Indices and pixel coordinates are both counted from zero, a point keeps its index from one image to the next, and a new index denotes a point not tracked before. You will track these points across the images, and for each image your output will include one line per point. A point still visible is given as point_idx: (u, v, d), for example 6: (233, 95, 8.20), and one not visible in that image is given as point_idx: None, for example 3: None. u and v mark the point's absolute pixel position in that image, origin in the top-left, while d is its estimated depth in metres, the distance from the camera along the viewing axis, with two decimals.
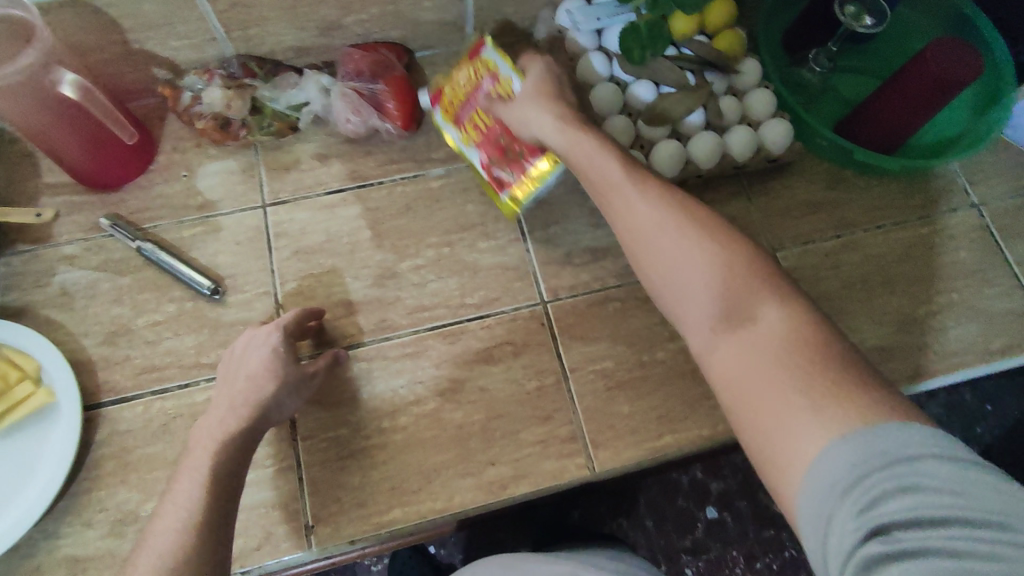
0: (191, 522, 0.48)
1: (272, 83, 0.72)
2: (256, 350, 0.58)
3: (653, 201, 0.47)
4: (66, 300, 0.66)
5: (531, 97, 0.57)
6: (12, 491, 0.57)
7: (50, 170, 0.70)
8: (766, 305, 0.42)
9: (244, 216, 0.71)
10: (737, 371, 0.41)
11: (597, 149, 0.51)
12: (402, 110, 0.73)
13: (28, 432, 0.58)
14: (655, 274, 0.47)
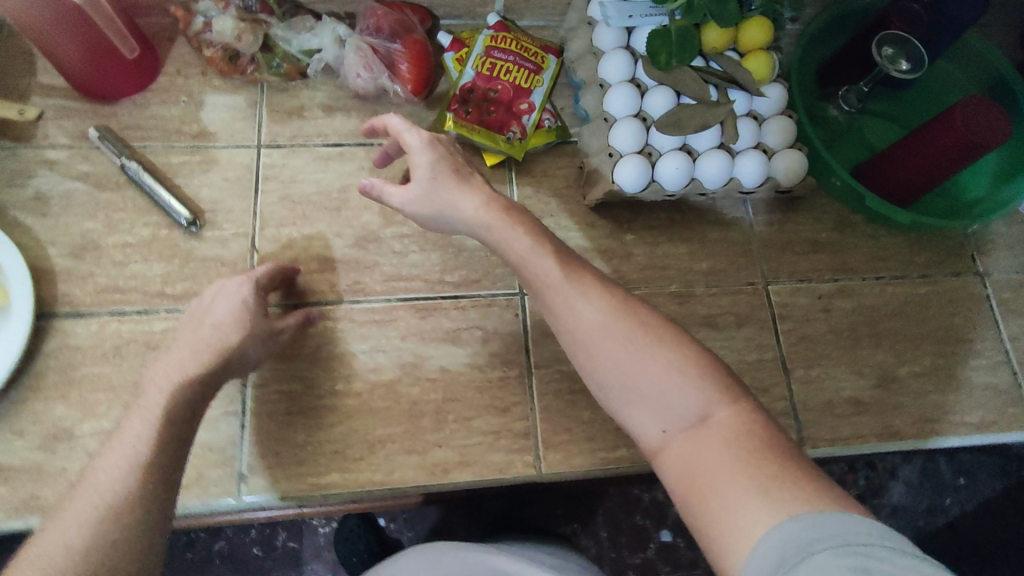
0: (138, 456, 0.46)
1: (287, 23, 0.70)
2: (226, 300, 0.56)
3: (595, 304, 0.49)
4: (39, 205, 0.65)
5: (440, 185, 0.53)
6: None
7: (46, 71, 0.68)
8: (712, 405, 0.43)
9: (236, 152, 0.69)
10: (687, 469, 0.42)
11: (532, 247, 0.51)
12: (415, 75, 0.71)
13: None
14: (600, 379, 0.47)
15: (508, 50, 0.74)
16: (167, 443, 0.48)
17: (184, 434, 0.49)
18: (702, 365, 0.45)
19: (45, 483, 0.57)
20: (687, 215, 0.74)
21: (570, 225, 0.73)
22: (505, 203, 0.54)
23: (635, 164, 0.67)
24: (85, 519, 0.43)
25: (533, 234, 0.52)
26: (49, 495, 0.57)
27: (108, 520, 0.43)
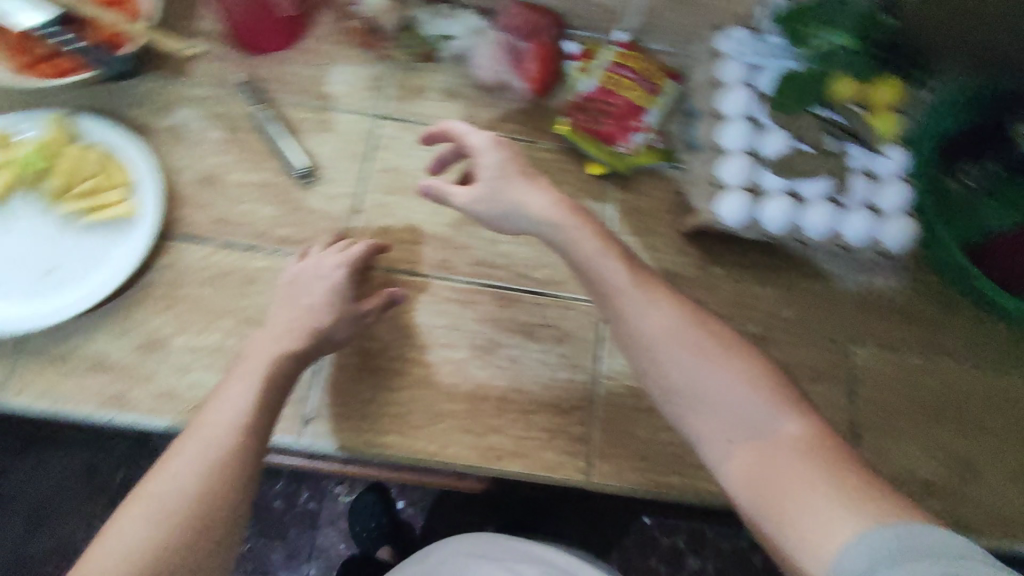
0: (245, 416, 0.51)
1: (430, 9, 0.73)
2: (320, 280, 0.61)
3: (665, 313, 0.52)
4: (179, 133, 0.70)
5: (507, 185, 0.59)
6: (78, 277, 0.61)
7: (204, 18, 0.74)
8: (780, 416, 0.47)
9: (359, 120, 0.73)
10: (754, 476, 0.45)
11: (599, 250, 0.56)
12: (539, 75, 0.74)
13: (105, 232, 0.63)
14: (665, 384, 0.51)
15: (634, 69, 0.75)
16: (259, 427, 0.51)
17: (275, 404, 0.54)
18: (768, 378, 0.49)
19: (131, 386, 0.60)
20: (780, 259, 0.73)
21: (663, 246, 0.73)
22: (571, 204, 0.58)
23: (738, 199, 0.66)
24: (182, 492, 0.46)
25: (604, 239, 0.56)
26: (135, 394, 0.60)
27: (204, 496, 0.46)
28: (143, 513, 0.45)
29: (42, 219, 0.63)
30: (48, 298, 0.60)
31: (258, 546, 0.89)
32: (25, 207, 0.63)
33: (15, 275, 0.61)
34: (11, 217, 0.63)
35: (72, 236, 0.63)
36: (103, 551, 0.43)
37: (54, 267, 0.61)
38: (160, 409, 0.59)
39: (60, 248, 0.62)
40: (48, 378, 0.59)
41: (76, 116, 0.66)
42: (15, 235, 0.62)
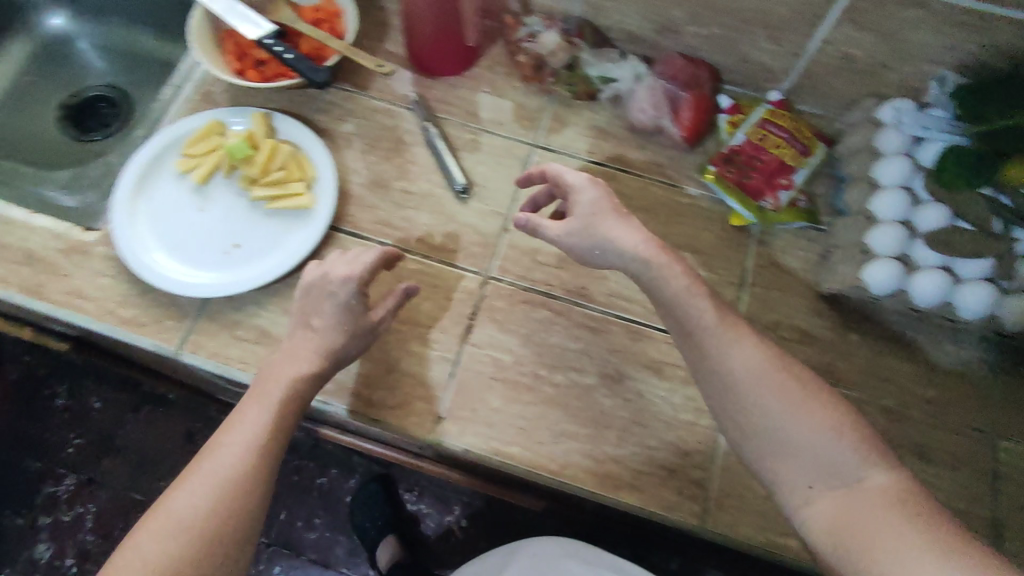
0: (256, 440, 0.54)
1: (596, 52, 0.77)
2: (329, 298, 0.59)
3: (750, 352, 0.52)
4: (355, 139, 0.77)
5: (602, 220, 0.58)
6: (258, 257, 0.69)
7: (392, 42, 0.82)
8: (869, 467, 0.48)
9: (514, 144, 0.77)
10: (838, 525, 0.47)
11: (689, 289, 0.54)
12: (692, 124, 0.76)
13: (285, 220, 0.71)
14: (747, 424, 0.51)
15: (785, 128, 0.76)
16: (267, 455, 0.54)
17: (290, 424, 0.57)
18: (856, 424, 0.50)
19: None
20: (926, 334, 0.70)
21: (799, 305, 0.71)
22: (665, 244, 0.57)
23: (887, 271, 0.65)
24: (195, 509, 0.50)
25: (691, 276, 0.55)
26: None
27: (215, 515, 0.50)
28: (163, 536, 0.49)
29: (234, 202, 0.72)
30: (229, 271, 0.68)
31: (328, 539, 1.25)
32: (223, 190, 0.72)
33: (205, 246, 0.69)
34: (210, 196, 0.72)
35: (256, 220, 0.71)
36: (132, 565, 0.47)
37: (236, 245, 0.69)
38: None
39: (243, 230, 0.70)
40: (219, 341, 0.66)
41: (274, 115, 0.74)
42: (210, 213, 0.71)
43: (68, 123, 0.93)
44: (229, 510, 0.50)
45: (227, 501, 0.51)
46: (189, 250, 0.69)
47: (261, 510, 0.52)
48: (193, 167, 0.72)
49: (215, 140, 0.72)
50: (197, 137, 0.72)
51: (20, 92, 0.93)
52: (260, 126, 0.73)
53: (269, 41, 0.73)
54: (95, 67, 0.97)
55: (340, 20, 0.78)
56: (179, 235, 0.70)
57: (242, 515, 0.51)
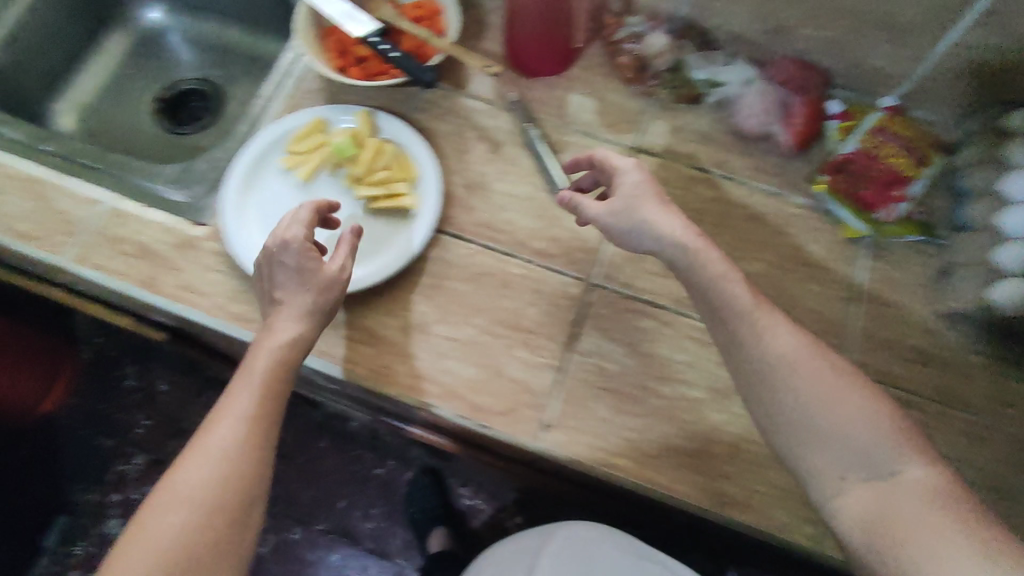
0: (248, 410, 0.56)
1: (702, 54, 0.76)
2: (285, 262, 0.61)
3: (787, 340, 0.54)
4: (454, 140, 0.76)
5: (643, 203, 0.62)
6: (364, 257, 0.69)
7: (488, 39, 0.81)
8: (907, 463, 0.49)
9: (614, 148, 0.76)
10: (873, 516, 0.48)
11: (727, 274, 0.58)
12: (804, 131, 0.73)
13: (389, 221, 0.71)
14: (775, 413, 0.53)
15: (900, 135, 0.72)
16: (261, 428, 0.56)
17: (280, 388, 0.59)
18: (891, 417, 0.51)
19: (398, 363, 0.66)
20: None
21: (917, 323, 0.68)
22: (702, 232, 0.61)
23: (1014, 290, 0.61)
24: (199, 485, 0.52)
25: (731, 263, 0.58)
26: (398, 370, 0.65)
27: (219, 485, 0.52)
28: (171, 508, 0.51)
29: (339, 201, 0.72)
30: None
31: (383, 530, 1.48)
32: (327, 188, 0.73)
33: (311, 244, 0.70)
34: (315, 195, 0.72)
35: (360, 220, 0.71)
36: (144, 533, 0.50)
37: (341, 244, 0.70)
38: (417, 389, 0.65)
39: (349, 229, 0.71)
40: (326, 341, 0.66)
41: (377, 114, 0.74)
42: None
43: (163, 116, 0.95)
44: (231, 482, 0.53)
45: (228, 474, 0.53)
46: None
47: (261, 474, 0.55)
48: (298, 165, 0.72)
49: (320, 138, 0.72)
50: (301, 134, 0.72)
51: (118, 85, 0.95)
52: (365, 125, 0.73)
53: (374, 39, 0.73)
54: (186, 60, 0.98)
55: (440, 18, 0.78)
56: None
57: (243, 485, 0.53)
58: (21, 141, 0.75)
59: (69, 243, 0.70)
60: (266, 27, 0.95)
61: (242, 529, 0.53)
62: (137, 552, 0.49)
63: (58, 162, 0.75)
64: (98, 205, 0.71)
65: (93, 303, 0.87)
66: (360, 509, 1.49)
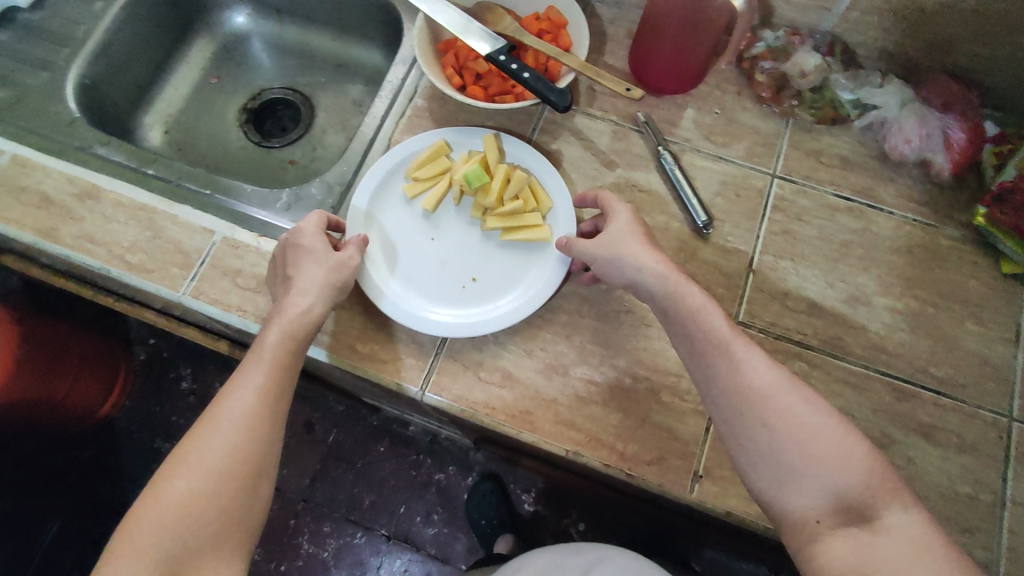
0: (260, 380, 0.55)
1: (851, 74, 0.72)
2: (303, 242, 0.61)
3: (763, 372, 0.52)
4: (580, 164, 0.72)
5: (622, 235, 0.59)
6: (497, 294, 0.65)
7: (611, 54, 0.76)
8: (884, 508, 0.48)
9: (751, 173, 0.71)
10: (851, 565, 0.46)
11: (709, 304, 0.55)
12: (963, 154, 0.69)
13: (519, 253, 0.67)
14: (748, 445, 0.51)
15: None
16: (269, 398, 0.55)
17: (293, 361, 0.58)
18: (866, 457, 0.50)
19: (538, 408, 0.63)
20: None
21: None
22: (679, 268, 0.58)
23: None
24: (214, 455, 0.53)
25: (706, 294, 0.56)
26: (539, 416, 0.62)
27: (235, 455, 0.53)
28: (180, 475, 0.52)
29: (465, 231, 0.68)
30: (471, 308, 0.65)
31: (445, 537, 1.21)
32: (452, 216, 0.69)
33: (439, 278, 0.66)
34: (439, 223, 0.69)
35: (489, 253, 0.67)
36: (155, 499, 0.51)
37: (472, 278, 0.66)
38: (560, 436, 0.62)
39: (478, 262, 0.67)
40: (463, 384, 0.63)
41: (503, 137, 0.70)
42: (441, 242, 0.68)
43: (249, 127, 0.91)
44: (238, 452, 0.53)
45: (236, 443, 0.53)
46: (424, 282, 0.66)
47: (275, 443, 0.55)
48: (421, 192, 0.69)
49: (445, 163, 0.68)
50: (424, 158, 0.69)
51: (204, 96, 0.91)
52: (492, 149, 0.68)
53: (502, 58, 0.67)
54: (272, 67, 0.94)
55: (565, 32, 0.72)
56: (412, 265, 0.67)
57: (250, 457, 0.53)
58: (127, 164, 0.73)
59: (186, 278, 0.67)
60: (356, 31, 0.90)
61: (249, 501, 0.53)
62: (148, 516, 0.51)
63: (166, 187, 0.72)
64: (213, 235, 0.68)
65: (187, 326, 0.84)
66: (420, 514, 1.22)
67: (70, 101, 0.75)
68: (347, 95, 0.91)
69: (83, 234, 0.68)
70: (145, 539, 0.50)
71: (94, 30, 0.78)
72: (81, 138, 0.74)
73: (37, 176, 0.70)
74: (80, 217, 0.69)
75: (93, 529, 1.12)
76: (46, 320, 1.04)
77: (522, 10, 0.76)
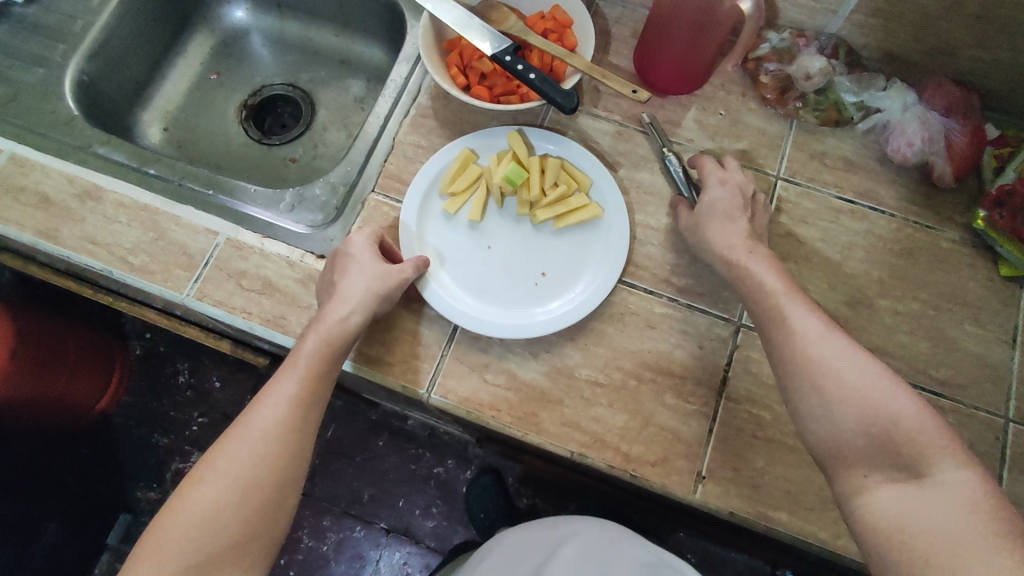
0: (294, 391, 0.56)
1: (856, 77, 0.72)
2: (352, 257, 0.62)
3: (817, 332, 0.52)
4: None
5: (712, 213, 0.63)
6: (564, 286, 0.66)
7: (616, 54, 0.77)
8: (937, 463, 0.46)
9: (756, 175, 0.72)
10: (893, 514, 0.45)
11: (772, 278, 0.57)
12: (964, 158, 0.69)
13: (578, 239, 0.68)
14: (801, 409, 0.51)
15: None
16: (300, 409, 0.56)
17: (327, 372, 0.58)
18: (924, 413, 0.48)
19: (544, 410, 0.63)
20: None
21: None
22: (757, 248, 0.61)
23: None
24: (241, 463, 0.53)
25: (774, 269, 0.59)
26: (545, 418, 0.63)
27: (262, 464, 0.53)
28: (208, 482, 0.52)
29: (516, 229, 0.69)
30: (550, 304, 0.66)
31: (445, 529, 1.22)
32: (499, 219, 0.69)
33: (512, 282, 0.67)
34: (489, 229, 0.69)
35: (550, 242, 0.68)
36: (182, 504, 0.52)
37: (542, 273, 0.67)
38: (566, 438, 0.62)
39: (542, 256, 0.68)
40: (469, 386, 0.64)
41: (525, 131, 0.71)
42: (499, 247, 0.68)
43: (250, 125, 0.90)
44: (265, 463, 0.53)
45: (263, 453, 0.54)
46: (496, 290, 0.66)
47: (302, 456, 0.56)
48: (462, 206, 0.69)
49: (476, 171, 0.69)
50: (454, 171, 0.68)
51: (203, 93, 0.90)
52: (520, 145, 0.69)
53: (508, 58, 0.67)
54: (272, 63, 0.93)
55: (570, 31, 0.72)
56: (481, 277, 0.67)
57: (276, 468, 0.54)
58: (127, 163, 0.72)
59: (190, 279, 0.67)
60: (358, 28, 0.89)
61: (272, 514, 0.53)
62: (175, 521, 0.51)
63: (168, 187, 0.71)
64: (217, 236, 0.68)
65: (189, 325, 0.84)
66: (420, 507, 1.22)
67: (68, 100, 0.74)
68: (347, 93, 0.91)
69: (84, 236, 0.68)
70: (171, 544, 0.50)
71: (91, 26, 0.76)
72: (80, 136, 0.73)
73: (35, 176, 0.69)
74: (80, 217, 0.68)
75: (92, 525, 1.12)
76: (43, 315, 1.03)
77: (528, 10, 0.76)
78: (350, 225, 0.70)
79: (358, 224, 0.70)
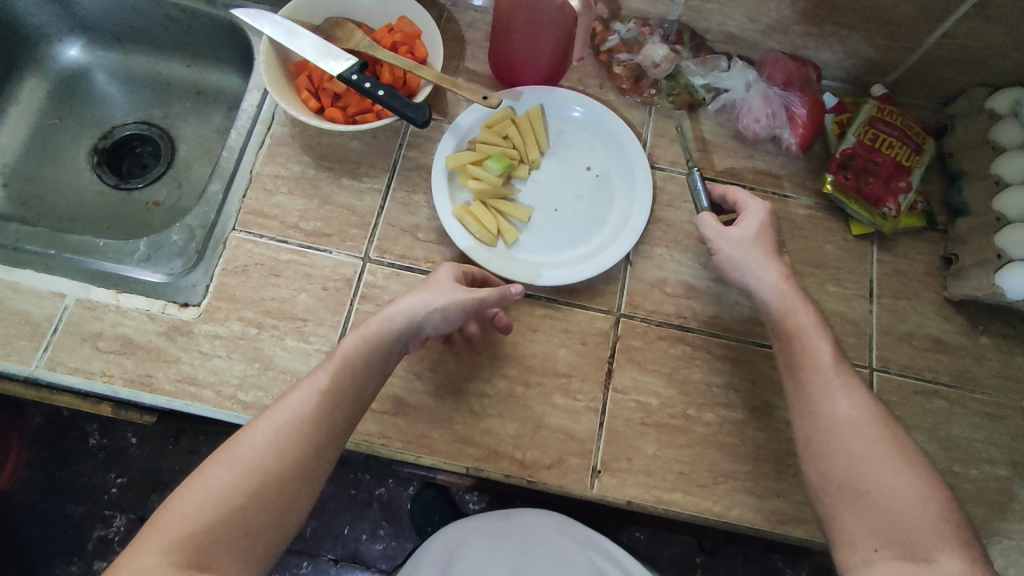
0: (325, 382, 0.51)
1: (700, 60, 0.74)
2: (435, 281, 0.59)
3: (852, 402, 0.53)
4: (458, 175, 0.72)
5: (750, 248, 0.61)
6: (613, 169, 0.73)
7: (472, 59, 0.76)
8: (943, 549, 0.47)
9: None
10: None
11: (816, 330, 0.57)
12: (807, 128, 0.73)
13: (567, 147, 0.73)
14: (828, 464, 0.52)
15: (895, 125, 0.73)
16: (332, 402, 0.51)
17: (370, 374, 0.53)
18: (938, 501, 0.49)
19: (433, 431, 0.62)
20: None
21: (927, 313, 0.70)
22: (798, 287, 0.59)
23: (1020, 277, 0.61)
24: (262, 447, 0.48)
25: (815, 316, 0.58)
26: (437, 438, 0.62)
27: (283, 453, 0.48)
28: (225, 465, 0.47)
29: (532, 175, 0.72)
30: (615, 184, 0.72)
31: (393, 547, 1.19)
32: (532, 187, 0.71)
33: (592, 195, 0.71)
34: (540, 200, 0.71)
35: (562, 152, 0.73)
36: (197, 484, 0.46)
37: (590, 167, 0.73)
38: (458, 455, 0.62)
39: (575, 162, 0.73)
40: None
41: (452, 132, 0.70)
42: (555, 199, 0.71)
43: (104, 170, 0.85)
44: (286, 455, 0.48)
45: (284, 443, 0.48)
46: (596, 208, 0.71)
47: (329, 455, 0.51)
48: (517, 221, 0.69)
49: (480, 205, 0.68)
50: (479, 225, 0.67)
51: (44, 139, 0.84)
52: (464, 158, 0.69)
53: (355, 77, 0.65)
54: (122, 101, 0.88)
55: (419, 42, 0.71)
56: (592, 219, 0.70)
57: (300, 457, 0.48)
58: None
59: (37, 349, 0.62)
60: (209, 54, 0.85)
61: (285, 507, 0.47)
62: (187, 503, 0.45)
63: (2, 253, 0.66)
64: (63, 298, 0.64)
65: (62, 394, 0.78)
66: (366, 532, 1.19)
67: None
68: (208, 124, 0.86)
69: None
70: (185, 519, 0.44)
71: None
72: None
73: None
74: None
75: None
76: None
77: (377, 24, 0.74)
78: (212, 267, 0.67)
79: (219, 266, 0.67)
